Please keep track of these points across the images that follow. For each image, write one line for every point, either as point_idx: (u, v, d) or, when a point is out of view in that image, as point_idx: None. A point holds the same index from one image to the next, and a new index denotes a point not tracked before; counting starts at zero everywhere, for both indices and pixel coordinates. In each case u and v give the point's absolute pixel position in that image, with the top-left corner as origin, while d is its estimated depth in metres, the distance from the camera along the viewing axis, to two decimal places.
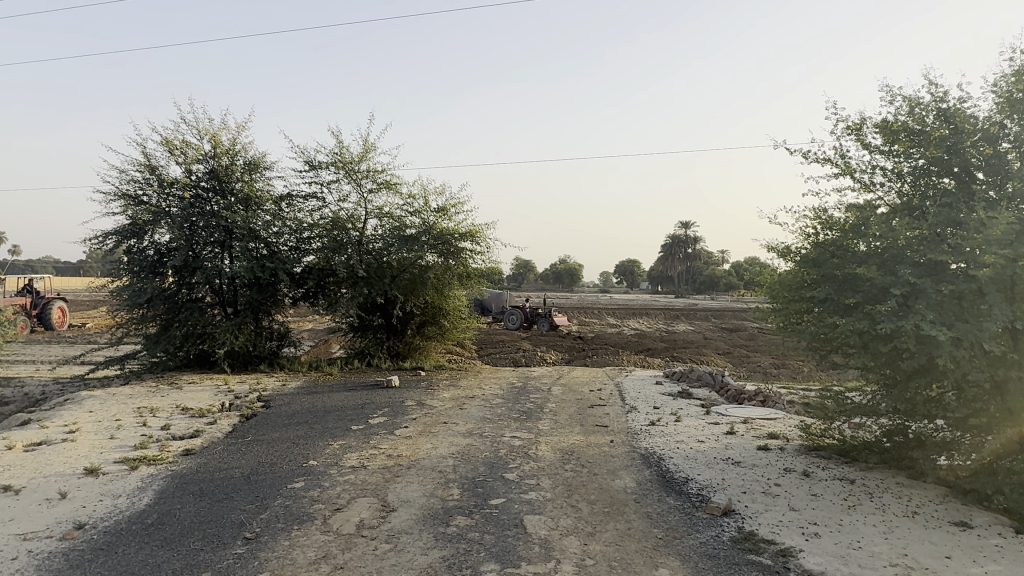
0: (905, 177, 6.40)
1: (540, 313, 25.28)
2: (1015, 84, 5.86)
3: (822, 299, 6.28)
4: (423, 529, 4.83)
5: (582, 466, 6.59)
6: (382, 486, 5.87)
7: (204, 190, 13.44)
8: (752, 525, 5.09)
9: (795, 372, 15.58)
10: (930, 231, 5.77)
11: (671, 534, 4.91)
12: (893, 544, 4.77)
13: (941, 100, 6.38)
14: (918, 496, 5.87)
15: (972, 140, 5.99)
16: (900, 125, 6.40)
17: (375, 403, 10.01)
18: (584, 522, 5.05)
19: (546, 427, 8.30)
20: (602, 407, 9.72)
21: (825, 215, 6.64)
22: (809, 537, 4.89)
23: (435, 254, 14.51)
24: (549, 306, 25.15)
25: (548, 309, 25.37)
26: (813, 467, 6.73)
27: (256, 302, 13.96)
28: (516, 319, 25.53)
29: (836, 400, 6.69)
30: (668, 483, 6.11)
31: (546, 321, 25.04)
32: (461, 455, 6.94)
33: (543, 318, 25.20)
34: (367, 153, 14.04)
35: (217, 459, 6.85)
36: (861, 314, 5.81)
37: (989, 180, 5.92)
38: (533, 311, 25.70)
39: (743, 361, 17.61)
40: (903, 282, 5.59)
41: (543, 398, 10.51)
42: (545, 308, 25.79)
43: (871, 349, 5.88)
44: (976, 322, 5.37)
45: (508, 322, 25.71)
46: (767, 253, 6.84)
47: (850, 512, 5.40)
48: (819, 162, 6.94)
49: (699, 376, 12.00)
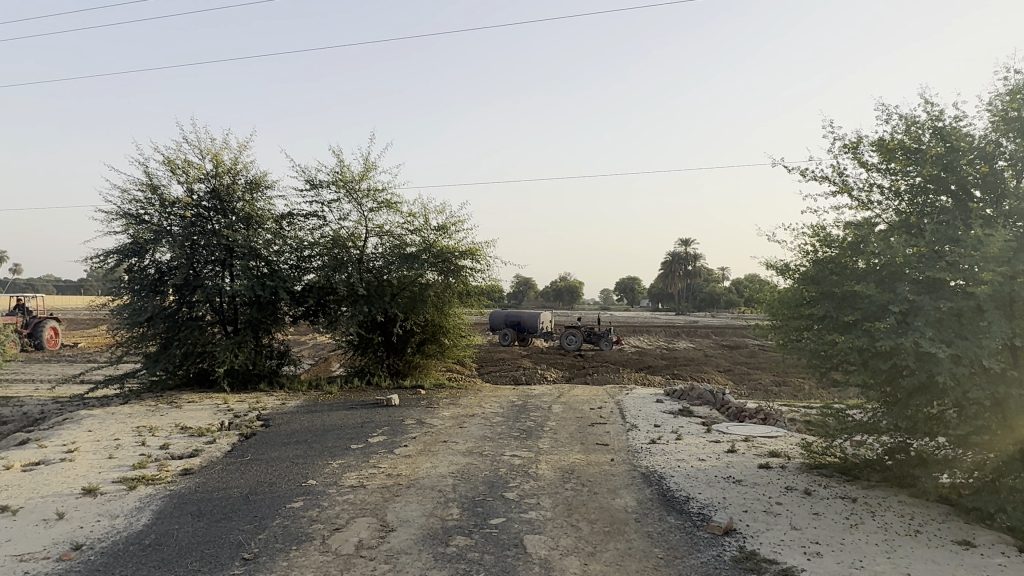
0: (903, 195, 6.44)
1: (601, 331, 25.39)
2: (1010, 103, 5.94)
3: (821, 316, 6.30)
4: (423, 549, 4.80)
5: (583, 485, 6.55)
6: (381, 506, 5.84)
7: (205, 209, 13.48)
8: (753, 545, 5.06)
9: (796, 390, 15.51)
10: (928, 248, 5.79)
11: (672, 554, 4.88)
12: (895, 563, 4.74)
13: (937, 119, 6.46)
14: (921, 515, 5.84)
15: (968, 158, 6.05)
16: (896, 144, 6.47)
17: (374, 421, 9.97)
18: (585, 542, 5.02)
19: (546, 446, 8.28)
20: (602, 425, 9.68)
21: (824, 233, 6.66)
22: (811, 556, 4.86)
23: (435, 272, 14.54)
24: (612, 326, 25.45)
25: (608, 328, 25.56)
26: (815, 486, 6.69)
27: (256, 320, 13.96)
28: (576, 338, 25.05)
29: (838, 418, 6.69)
30: (668, 502, 6.07)
31: (608, 342, 25.19)
32: (460, 474, 6.91)
33: (604, 337, 25.44)
34: (367, 172, 14.10)
35: (216, 479, 6.83)
36: (860, 332, 5.81)
37: (987, 198, 5.95)
38: (591, 330, 25.39)
39: (743, 378, 17.60)
40: (902, 299, 5.61)
41: (543, 416, 10.47)
42: (602, 329, 25.95)
43: (871, 366, 5.88)
44: (976, 339, 5.36)
45: (567, 341, 25.07)
46: (766, 270, 6.87)
47: (852, 531, 5.37)
48: (816, 180, 6.99)
49: (699, 395, 11.97)
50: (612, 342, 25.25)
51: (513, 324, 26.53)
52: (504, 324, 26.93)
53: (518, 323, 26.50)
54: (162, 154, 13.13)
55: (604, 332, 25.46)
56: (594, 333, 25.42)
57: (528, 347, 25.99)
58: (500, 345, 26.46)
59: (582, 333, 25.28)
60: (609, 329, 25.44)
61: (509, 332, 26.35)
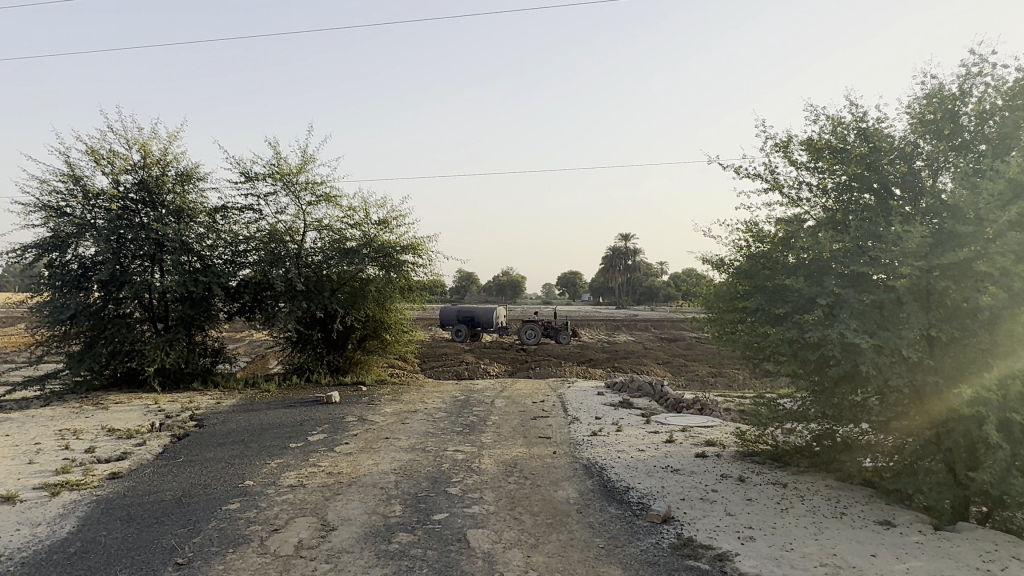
0: (829, 193, 6.73)
1: (559, 325, 25.88)
2: (927, 106, 6.33)
3: (754, 309, 6.53)
4: (365, 547, 4.75)
5: (525, 478, 6.61)
6: (322, 504, 5.75)
7: (132, 202, 12.92)
8: (690, 532, 5.21)
9: (730, 380, 16.04)
10: (852, 244, 6.05)
11: (613, 543, 4.98)
12: (823, 544, 4.97)
13: (861, 120, 6.78)
14: (846, 498, 6.14)
15: (889, 158, 6.39)
16: (824, 144, 6.75)
17: (314, 419, 9.78)
18: (528, 534, 5.06)
19: (489, 440, 8.30)
20: (544, 419, 9.77)
21: (756, 228, 6.89)
22: (745, 540, 5.04)
23: (376, 267, 14.32)
24: (568, 320, 26.17)
25: (565, 322, 26.15)
26: (749, 473, 6.94)
27: (188, 317, 13.49)
28: (536, 332, 25.23)
29: (770, 407, 6.97)
30: (609, 493, 6.18)
31: (567, 335, 25.68)
32: (403, 471, 6.86)
33: (562, 330, 25.95)
34: (305, 164, 13.77)
35: (147, 482, 6.58)
36: (790, 324, 6.05)
37: (907, 196, 6.27)
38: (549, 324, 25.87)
39: (680, 370, 18.07)
40: (828, 292, 5.87)
41: (486, 410, 10.49)
42: (557, 322, 26.46)
43: (800, 356, 6.14)
44: (895, 330, 5.66)
45: (527, 335, 25.16)
46: (702, 265, 7.05)
47: (783, 515, 5.60)
48: (750, 178, 7.21)
49: (639, 386, 12.22)
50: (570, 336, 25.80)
51: (466, 320, 26.11)
52: (456, 320, 26.38)
53: (472, 318, 26.11)
54: (85, 143, 12.51)
55: (561, 325, 26.01)
56: (553, 326, 25.82)
57: (481, 343, 25.87)
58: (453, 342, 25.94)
59: (541, 326, 25.55)
60: (567, 322, 26.01)
61: (463, 328, 25.88)
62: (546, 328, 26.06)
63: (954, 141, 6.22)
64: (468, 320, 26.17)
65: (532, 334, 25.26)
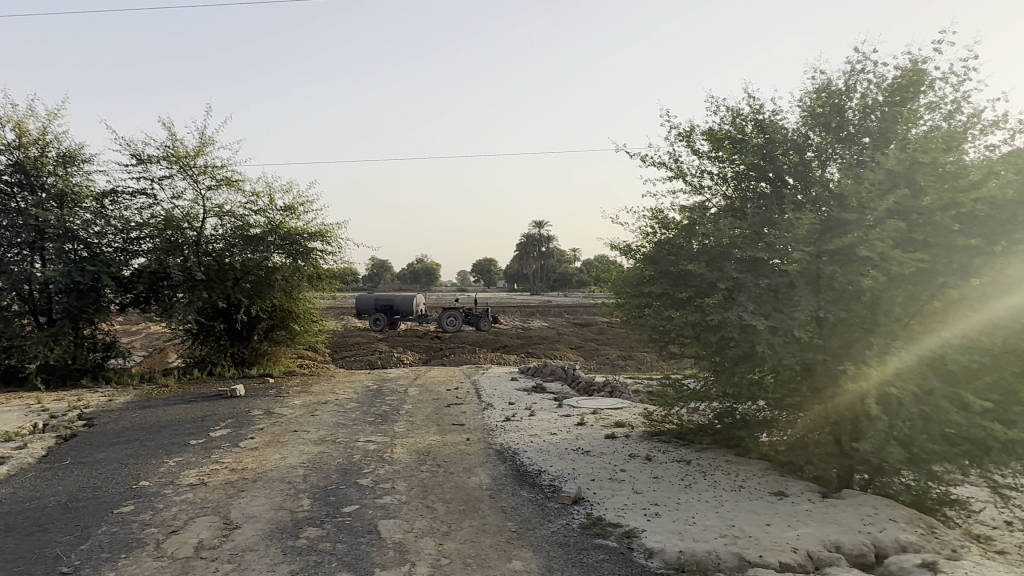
0: (729, 181, 7.00)
1: (481, 312, 26.08)
2: (817, 100, 6.72)
3: (660, 294, 6.74)
4: (270, 544, 4.58)
5: (438, 466, 6.58)
6: (224, 502, 5.51)
7: (7, 185, 11.88)
8: (599, 511, 5.35)
9: (639, 363, 16.58)
10: (750, 231, 6.32)
11: (525, 526, 5.04)
12: (722, 517, 5.22)
13: (758, 112, 7.09)
14: (744, 471, 6.48)
15: (783, 148, 6.72)
16: (724, 134, 7.00)
17: (216, 414, 9.36)
18: (440, 522, 5.05)
19: (402, 429, 8.21)
20: (458, 406, 9.76)
21: (661, 215, 7.08)
22: (651, 516, 5.22)
23: (282, 255, 13.83)
24: (489, 308, 26.44)
25: (486, 309, 26.37)
26: (655, 451, 7.19)
27: (75, 310, 12.57)
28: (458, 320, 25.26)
29: (676, 388, 7.25)
30: (521, 477, 6.25)
31: (489, 322, 25.93)
32: (312, 464, 6.68)
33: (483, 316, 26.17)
34: (204, 147, 13.08)
35: (28, 488, 6.09)
36: (693, 307, 6.28)
37: (798, 185, 6.64)
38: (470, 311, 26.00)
39: (592, 354, 18.52)
40: (727, 277, 6.13)
41: (399, 399, 10.37)
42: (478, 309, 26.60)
43: (702, 339, 6.40)
44: (788, 312, 5.99)
45: (449, 323, 25.14)
46: (611, 251, 7.18)
47: (687, 491, 5.84)
48: (655, 166, 7.38)
49: (552, 371, 12.41)
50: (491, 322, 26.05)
51: (385, 308, 25.63)
52: (374, 308, 25.82)
53: (390, 306, 25.66)
54: None
55: (482, 312, 26.21)
56: (475, 313, 25.99)
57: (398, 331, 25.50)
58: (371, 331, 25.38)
59: (463, 313, 25.63)
60: (488, 309, 26.23)
61: (382, 317, 25.39)
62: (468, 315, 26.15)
63: (840, 133, 6.66)
64: (386, 308, 25.70)
65: (454, 322, 25.24)
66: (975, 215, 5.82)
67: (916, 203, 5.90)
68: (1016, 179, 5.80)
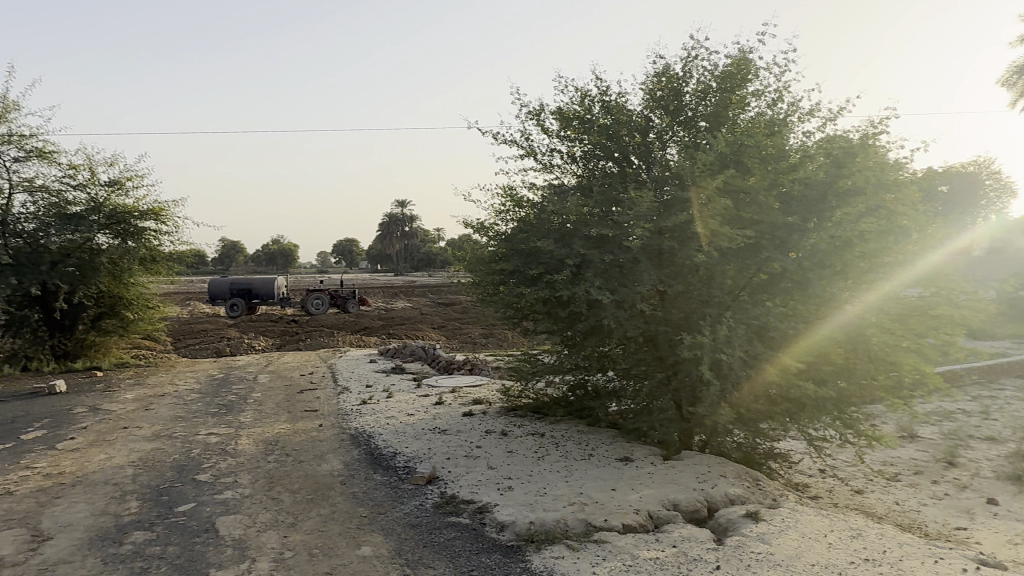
0: (578, 160, 7.19)
1: (347, 294, 25.45)
2: (658, 84, 7.03)
3: (512, 271, 6.81)
4: (88, 555, 4.15)
5: (287, 455, 6.28)
6: (34, 513, 4.92)
7: None
8: (453, 489, 5.35)
9: (500, 340, 16.86)
10: (596, 209, 6.54)
11: (376, 510, 4.93)
12: (572, 485, 5.41)
13: (604, 94, 7.30)
14: (594, 440, 6.76)
15: (628, 129, 6.98)
16: (572, 114, 7.15)
17: (29, 415, 8.34)
18: (286, 514, 4.82)
19: (249, 419, 7.76)
20: (312, 391, 9.39)
21: (513, 193, 7.13)
22: (503, 490, 5.30)
23: (109, 236, 12.59)
24: (354, 289, 25.82)
25: (352, 290, 25.71)
26: (511, 426, 7.31)
27: None
28: (324, 302, 24.48)
29: (531, 363, 7.40)
30: (375, 461, 6.11)
31: (356, 304, 25.40)
32: (143, 462, 6.14)
33: (350, 298, 25.53)
34: (6, 113, 11.51)
35: None
36: (543, 284, 6.41)
37: (642, 164, 6.94)
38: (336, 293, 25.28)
39: (454, 333, 18.58)
40: (576, 254, 6.31)
41: (247, 388, 9.80)
42: (342, 290, 25.84)
43: (553, 314, 6.56)
44: (631, 286, 6.27)
45: (315, 305, 24.30)
46: (465, 228, 7.14)
47: (539, 463, 5.99)
48: (506, 144, 7.39)
49: (411, 351, 12.28)
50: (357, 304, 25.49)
51: (241, 292, 24.09)
52: (229, 292, 24.17)
53: (247, 289, 24.17)
54: None
55: (349, 294, 25.57)
56: (341, 295, 25.33)
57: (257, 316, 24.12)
58: (227, 317, 23.76)
59: (328, 296, 24.87)
60: (354, 290, 25.61)
61: (240, 302, 23.86)
62: (333, 297, 25.35)
63: (678, 115, 7.04)
64: (243, 292, 24.15)
65: (319, 304, 24.42)
66: (792, 195, 6.41)
67: (744, 183, 6.39)
68: (825, 162, 6.45)
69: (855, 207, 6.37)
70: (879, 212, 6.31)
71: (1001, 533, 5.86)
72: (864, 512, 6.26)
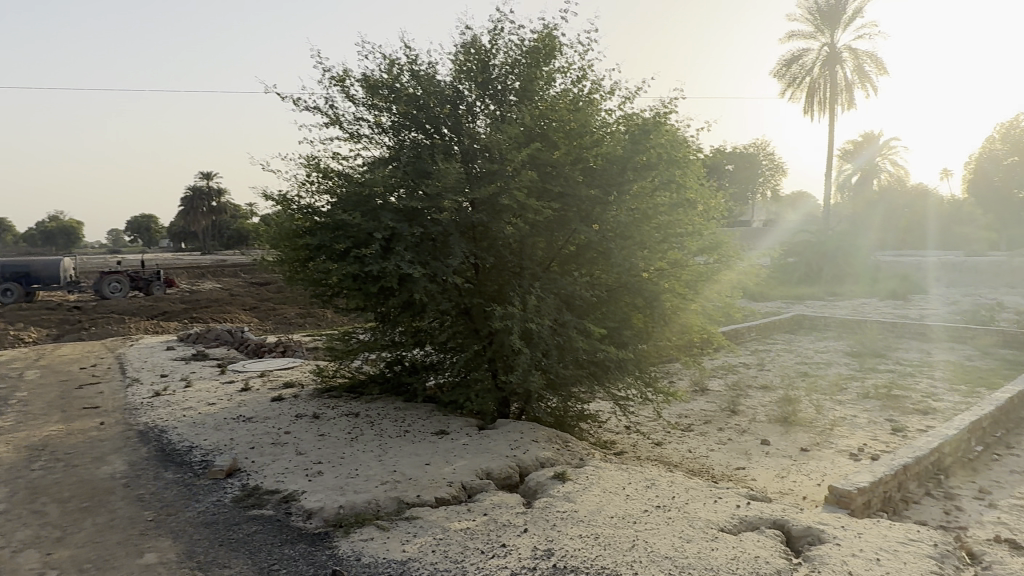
0: (387, 130, 6.95)
1: (150, 276, 23.11)
2: (466, 55, 6.96)
3: (319, 246, 6.46)
4: None
5: (58, 460, 5.50)
6: None
7: None
8: (256, 480, 5.01)
9: (319, 320, 16.18)
10: (405, 180, 6.38)
11: (165, 512, 4.47)
12: (385, 464, 5.29)
13: (413, 62, 7.11)
14: (410, 416, 6.68)
15: (438, 100, 6.86)
16: (378, 82, 6.87)
17: None
18: (51, 528, 4.20)
19: (10, 423, 6.69)
20: (94, 386, 8.33)
21: (317, 163, 6.74)
22: (312, 476, 5.05)
23: None
24: (157, 269, 23.46)
25: (155, 271, 23.37)
26: (324, 408, 7.01)
27: None
28: (123, 285, 22.02)
29: (344, 341, 7.12)
30: (167, 458, 5.54)
31: (162, 286, 23.19)
32: None
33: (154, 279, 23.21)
34: None
35: None
36: (352, 259, 6.16)
37: (453, 135, 6.86)
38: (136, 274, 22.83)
39: (268, 314, 17.52)
40: (384, 227, 6.13)
41: (10, 387, 8.46)
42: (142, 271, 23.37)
43: (363, 290, 6.33)
44: (443, 259, 6.22)
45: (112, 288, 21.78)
46: (264, 201, 6.64)
47: (352, 444, 5.80)
48: (309, 111, 6.95)
49: (217, 336, 11.35)
50: (163, 286, 23.25)
51: (16, 275, 20.81)
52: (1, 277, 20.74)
53: (24, 273, 20.95)
54: None
55: (152, 275, 23.23)
56: (143, 277, 22.96)
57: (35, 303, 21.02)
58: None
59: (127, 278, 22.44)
60: (157, 271, 23.29)
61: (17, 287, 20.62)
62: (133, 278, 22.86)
63: (487, 86, 7.04)
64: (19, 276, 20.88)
65: (116, 288, 21.91)
66: (595, 168, 6.68)
67: (549, 156, 6.55)
68: (623, 138, 6.78)
69: (650, 181, 6.79)
70: (670, 186, 6.79)
71: (771, 469, 6.68)
72: (661, 462, 6.81)
